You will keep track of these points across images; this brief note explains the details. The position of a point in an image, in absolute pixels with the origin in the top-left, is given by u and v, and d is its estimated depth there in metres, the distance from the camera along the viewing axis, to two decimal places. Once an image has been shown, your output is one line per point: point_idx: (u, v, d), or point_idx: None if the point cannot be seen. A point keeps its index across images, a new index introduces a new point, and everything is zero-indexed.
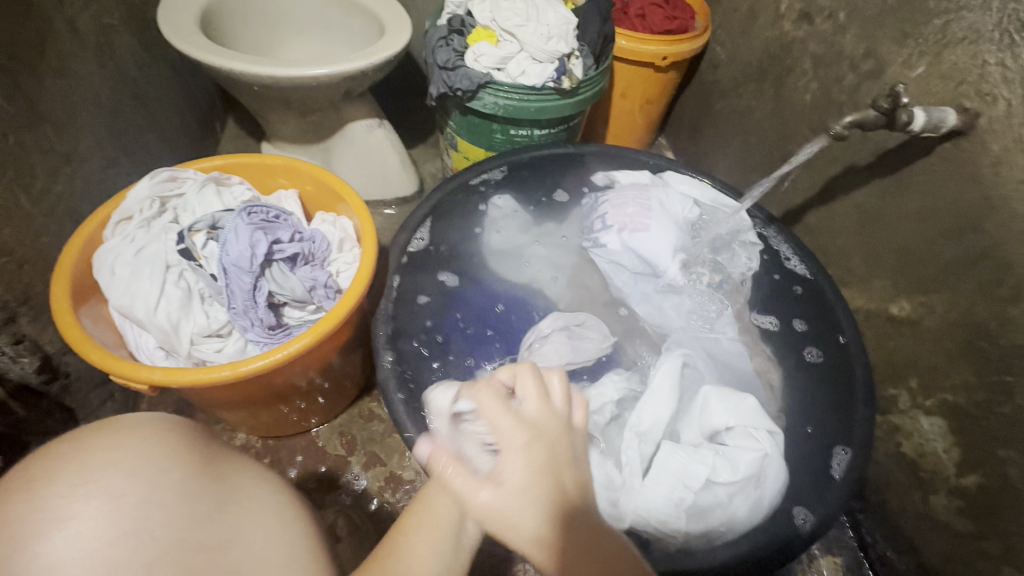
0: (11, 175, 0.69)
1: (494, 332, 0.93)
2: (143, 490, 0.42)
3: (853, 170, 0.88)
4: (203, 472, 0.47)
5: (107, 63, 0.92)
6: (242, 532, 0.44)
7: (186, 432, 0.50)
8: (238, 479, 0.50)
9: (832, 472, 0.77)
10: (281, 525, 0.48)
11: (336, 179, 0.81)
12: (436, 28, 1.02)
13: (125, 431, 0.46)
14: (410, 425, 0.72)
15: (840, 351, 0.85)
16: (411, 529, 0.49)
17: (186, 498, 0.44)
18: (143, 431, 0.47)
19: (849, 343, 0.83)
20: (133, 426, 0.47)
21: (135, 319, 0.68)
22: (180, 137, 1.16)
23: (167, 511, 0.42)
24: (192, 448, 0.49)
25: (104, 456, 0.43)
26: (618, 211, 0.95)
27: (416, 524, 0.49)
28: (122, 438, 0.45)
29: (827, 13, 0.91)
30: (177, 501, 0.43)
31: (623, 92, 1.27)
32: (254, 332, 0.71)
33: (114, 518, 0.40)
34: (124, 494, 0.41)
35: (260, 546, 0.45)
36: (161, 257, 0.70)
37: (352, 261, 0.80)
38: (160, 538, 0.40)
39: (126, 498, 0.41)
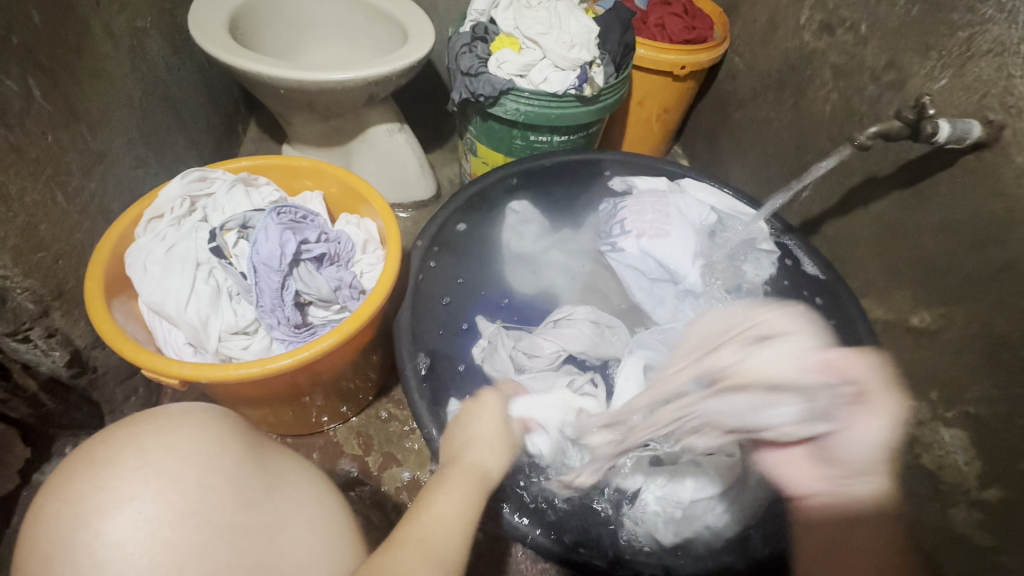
0: (49, 172, 0.71)
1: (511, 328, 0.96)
2: (197, 474, 0.43)
3: (873, 181, 0.89)
4: (255, 456, 0.48)
5: (139, 65, 0.94)
6: (286, 517, 0.46)
7: (234, 419, 0.51)
8: (284, 464, 0.51)
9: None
10: (324, 510, 0.50)
11: (361, 181, 0.82)
12: (459, 35, 1.04)
13: (180, 417, 0.47)
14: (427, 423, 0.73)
15: (852, 333, 0.86)
16: (440, 506, 0.53)
17: (237, 481, 0.45)
18: (192, 416, 0.47)
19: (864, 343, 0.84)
20: (185, 410, 0.48)
21: (166, 315, 0.69)
22: (205, 138, 1.18)
23: (221, 492, 0.43)
24: (242, 433, 0.50)
25: (158, 439, 0.44)
26: (636, 217, 0.96)
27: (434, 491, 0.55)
28: (176, 423, 0.46)
29: (849, 25, 0.92)
30: (227, 484, 0.44)
31: (640, 100, 1.29)
32: (280, 330, 0.72)
33: (171, 498, 0.41)
34: (179, 476, 0.42)
35: (305, 531, 0.46)
36: (193, 254, 0.72)
37: (376, 262, 0.81)
38: (212, 521, 0.41)
39: (182, 481, 0.42)
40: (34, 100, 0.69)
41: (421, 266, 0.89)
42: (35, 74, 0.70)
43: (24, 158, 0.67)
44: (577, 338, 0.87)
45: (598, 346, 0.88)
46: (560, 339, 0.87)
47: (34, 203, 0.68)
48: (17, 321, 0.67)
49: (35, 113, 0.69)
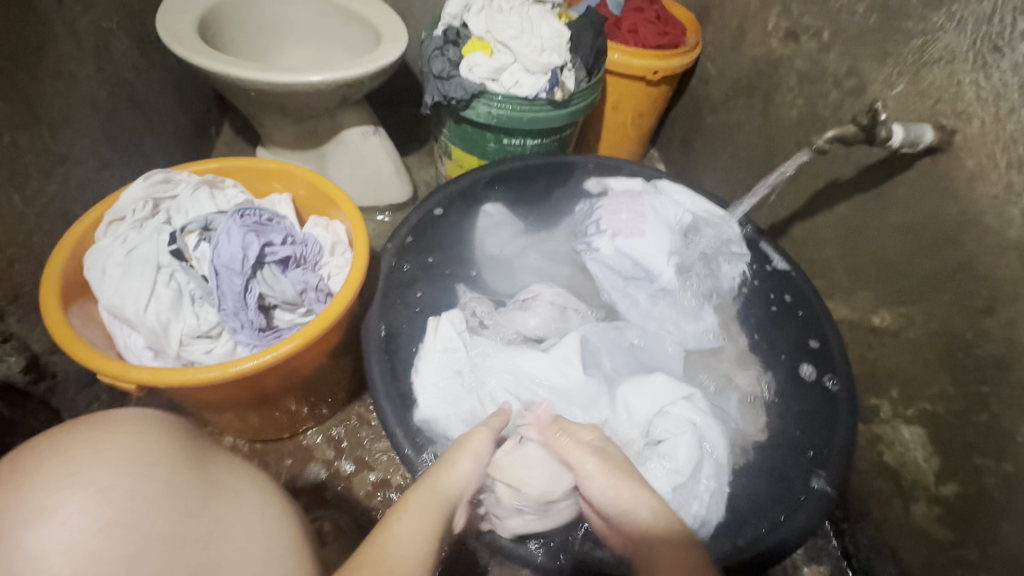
0: (4, 174, 0.69)
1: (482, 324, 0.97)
2: (129, 483, 0.42)
3: (836, 184, 0.91)
4: (193, 466, 0.47)
5: (104, 67, 0.93)
6: (226, 528, 0.45)
7: (176, 428, 0.50)
8: (227, 475, 0.50)
9: (814, 484, 0.77)
10: (270, 520, 0.49)
11: (329, 184, 0.82)
12: (432, 39, 1.04)
13: (115, 424, 0.46)
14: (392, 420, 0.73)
15: (817, 330, 0.88)
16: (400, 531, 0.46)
17: (174, 490, 0.44)
18: (130, 425, 0.47)
19: (826, 344, 0.86)
20: (121, 419, 0.47)
21: (125, 319, 0.68)
22: (175, 140, 1.16)
23: (155, 502, 0.42)
24: (182, 442, 0.49)
25: (89, 448, 0.43)
26: (612, 217, 0.97)
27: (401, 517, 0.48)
28: (111, 431, 0.45)
29: (813, 32, 0.94)
30: (161, 495, 0.43)
31: (615, 105, 1.30)
32: (244, 333, 0.71)
33: (100, 509, 0.40)
34: (110, 485, 0.41)
35: (245, 540, 0.45)
36: (154, 257, 0.71)
37: (343, 265, 0.80)
38: (142, 532, 0.40)
39: (113, 490, 0.41)
40: None
41: (391, 260, 0.89)
42: None
43: None
44: (534, 317, 0.90)
45: (556, 326, 0.91)
46: (517, 322, 0.90)
47: None
48: None
49: None
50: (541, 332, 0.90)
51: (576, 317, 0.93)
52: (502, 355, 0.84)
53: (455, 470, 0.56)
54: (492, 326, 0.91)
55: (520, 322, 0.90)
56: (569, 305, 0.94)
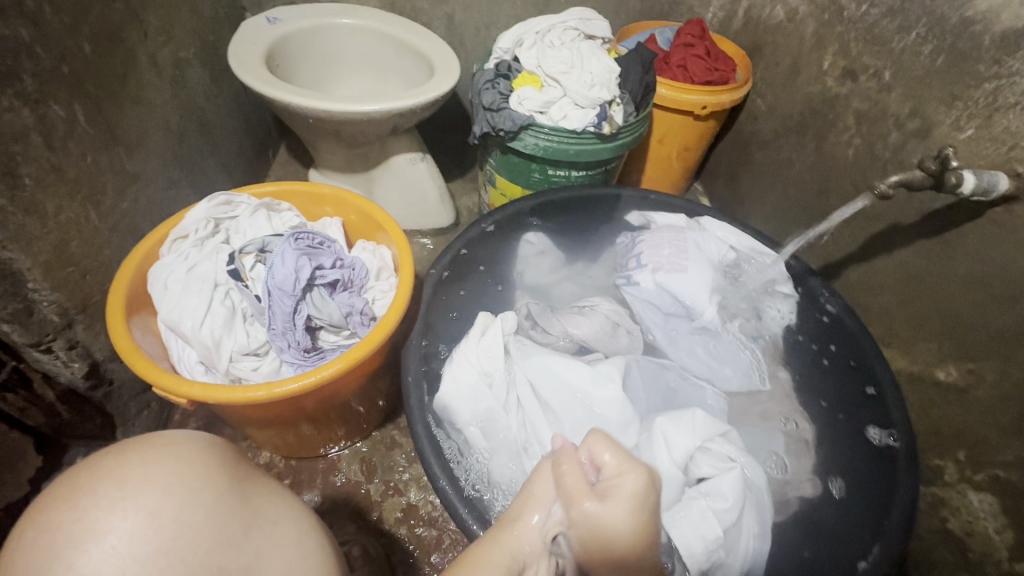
0: (84, 192, 0.74)
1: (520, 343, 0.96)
2: (175, 510, 0.43)
3: (896, 229, 0.87)
4: (237, 492, 0.48)
5: (179, 93, 0.99)
6: (262, 557, 0.46)
7: (221, 450, 0.51)
8: (267, 502, 0.50)
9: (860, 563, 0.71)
10: (304, 551, 0.50)
11: (379, 211, 0.85)
12: (483, 72, 1.07)
13: (165, 446, 0.48)
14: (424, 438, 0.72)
15: (873, 382, 0.83)
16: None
17: (216, 519, 0.45)
18: (179, 447, 0.48)
19: (881, 392, 0.81)
20: (173, 441, 0.48)
21: (181, 334, 0.71)
22: (235, 161, 1.22)
23: (200, 530, 0.44)
24: (226, 466, 0.50)
25: (139, 470, 0.44)
26: (654, 252, 0.95)
27: None
28: (160, 453, 0.47)
29: (872, 72, 0.92)
30: (205, 522, 0.44)
31: (661, 138, 1.29)
32: (290, 353, 0.73)
33: (148, 534, 0.42)
34: (157, 511, 0.43)
35: (280, 573, 0.46)
36: (212, 275, 0.74)
37: (388, 289, 0.82)
38: (184, 561, 0.42)
39: (160, 517, 0.42)
40: (77, 124, 0.73)
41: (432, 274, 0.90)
42: (81, 100, 0.74)
43: (63, 177, 0.70)
44: (586, 324, 0.89)
45: (606, 338, 0.89)
46: (569, 325, 0.90)
47: (68, 221, 0.71)
48: (41, 332, 0.70)
49: (77, 136, 0.73)
50: (590, 342, 0.89)
51: (626, 336, 0.91)
52: (540, 361, 0.82)
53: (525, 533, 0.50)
54: (543, 329, 0.90)
55: (572, 327, 0.90)
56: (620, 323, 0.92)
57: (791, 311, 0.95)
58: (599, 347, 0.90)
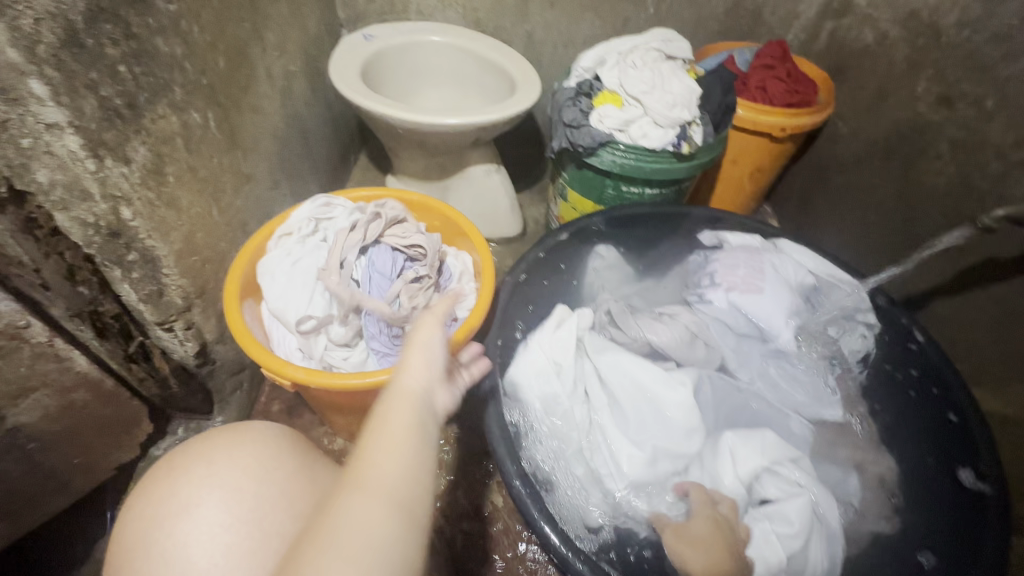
0: (210, 189, 0.82)
1: None
2: (253, 487, 0.56)
3: (993, 263, 0.83)
4: (300, 476, 0.59)
5: (286, 103, 1.09)
6: None
7: (287, 439, 0.64)
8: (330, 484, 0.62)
9: None
10: None
11: (463, 219, 0.90)
12: (564, 90, 1.11)
13: (242, 435, 0.60)
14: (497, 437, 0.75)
15: (962, 423, 0.79)
16: (377, 449, 0.46)
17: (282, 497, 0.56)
18: (252, 435, 0.61)
19: (962, 421, 0.79)
20: (247, 432, 0.61)
21: (286, 321, 0.78)
22: (324, 165, 1.31)
23: (271, 505, 0.55)
24: (292, 453, 0.62)
25: (222, 455, 0.57)
26: (729, 270, 0.95)
27: (372, 436, 0.47)
28: (239, 441, 0.59)
29: (972, 99, 0.90)
30: (275, 499, 0.56)
31: (734, 158, 1.29)
32: (380, 343, 0.79)
33: (231, 506, 0.54)
34: (239, 488, 0.55)
35: None
36: (313, 268, 0.81)
37: (469, 293, 0.86)
38: (264, 528, 0.53)
39: (240, 493, 0.55)
40: (209, 129, 0.82)
41: (509, 277, 0.94)
42: (213, 108, 0.83)
43: (196, 176, 0.79)
44: (665, 331, 0.88)
45: (683, 347, 0.87)
46: (645, 329, 0.89)
47: (196, 215, 0.79)
48: (166, 312, 0.78)
49: (208, 140, 0.82)
50: (666, 349, 0.88)
51: (704, 349, 0.89)
52: (613, 363, 0.83)
53: (408, 367, 0.53)
54: (620, 328, 0.91)
55: (651, 332, 0.89)
56: (697, 334, 0.90)
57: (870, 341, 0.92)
58: (674, 355, 0.88)
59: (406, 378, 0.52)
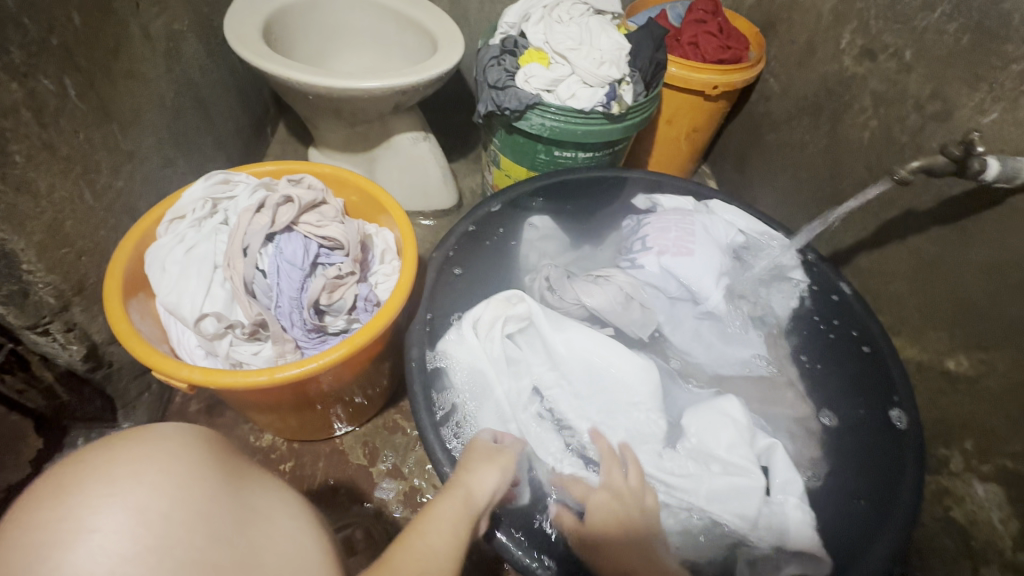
0: (78, 170, 0.72)
1: None
2: (166, 507, 0.42)
3: (911, 215, 0.84)
4: (224, 492, 0.46)
5: (173, 67, 0.96)
6: (258, 551, 0.44)
7: (210, 448, 0.50)
8: (257, 498, 0.49)
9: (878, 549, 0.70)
10: (297, 550, 0.48)
11: (382, 191, 0.83)
12: (488, 48, 1.04)
13: (154, 440, 0.46)
14: (426, 420, 0.71)
15: (886, 378, 0.82)
16: (432, 536, 0.52)
17: (205, 515, 0.43)
18: (165, 441, 0.47)
19: (876, 352, 0.84)
20: (159, 436, 0.47)
21: (180, 316, 0.69)
22: (233, 139, 1.20)
23: (188, 528, 0.42)
24: (214, 464, 0.48)
25: (130, 466, 0.43)
26: (660, 235, 0.93)
27: (427, 522, 0.53)
28: (150, 449, 0.45)
29: (892, 51, 0.89)
30: (197, 521, 0.42)
31: (669, 118, 1.26)
32: (296, 333, 0.71)
33: (137, 533, 0.40)
34: (148, 508, 0.41)
35: (284, 563, 0.45)
36: (210, 256, 0.71)
37: (391, 272, 0.80)
38: (177, 558, 0.40)
39: (150, 513, 0.41)
40: (68, 99, 0.70)
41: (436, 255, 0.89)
42: (71, 73, 0.71)
43: (55, 155, 0.68)
44: (599, 294, 0.87)
45: (619, 311, 0.86)
46: (580, 291, 0.87)
47: (62, 200, 0.69)
48: (37, 315, 0.68)
49: (69, 112, 0.70)
50: (602, 312, 0.87)
51: (639, 310, 0.88)
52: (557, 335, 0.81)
53: (483, 477, 0.62)
54: (556, 293, 0.90)
55: (585, 294, 0.87)
56: (632, 298, 0.88)
57: (800, 297, 0.95)
58: (609, 319, 0.88)
59: (481, 489, 0.61)
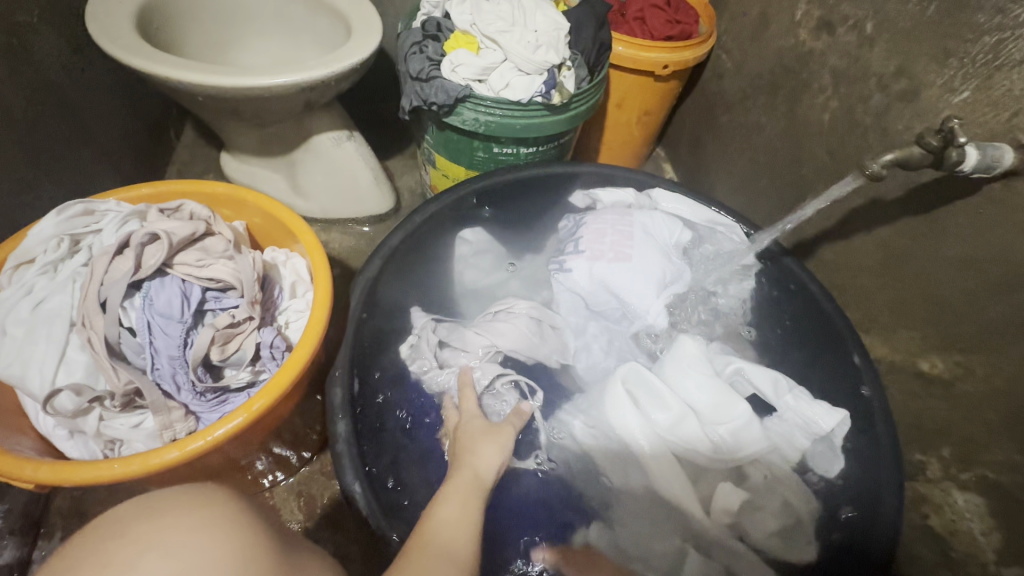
0: None
1: None
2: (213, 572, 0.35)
3: (878, 205, 0.78)
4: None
5: (22, 68, 0.79)
6: None
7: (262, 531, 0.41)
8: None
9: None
10: None
11: (287, 213, 0.70)
12: (410, 32, 0.90)
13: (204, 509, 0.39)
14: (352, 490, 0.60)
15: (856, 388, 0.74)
16: (445, 511, 0.52)
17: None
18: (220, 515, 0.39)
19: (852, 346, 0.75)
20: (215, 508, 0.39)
21: (27, 392, 0.55)
22: (121, 148, 1.03)
23: None
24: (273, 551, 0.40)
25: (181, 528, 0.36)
26: (596, 237, 0.83)
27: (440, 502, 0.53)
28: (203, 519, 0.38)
29: (852, 23, 0.81)
30: None
31: (618, 103, 1.16)
32: (185, 398, 0.58)
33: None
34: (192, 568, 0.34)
35: None
36: (63, 312, 0.57)
37: (305, 308, 0.68)
38: None
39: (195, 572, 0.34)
40: None
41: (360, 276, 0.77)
42: None
43: None
44: (511, 333, 0.77)
45: (537, 344, 0.78)
46: (490, 334, 0.77)
47: None
48: None
49: None
50: (521, 352, 0.78)
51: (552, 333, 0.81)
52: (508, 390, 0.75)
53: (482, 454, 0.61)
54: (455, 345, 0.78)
55: (498, 339, 0.77)
56: (544, 323, 0.81)
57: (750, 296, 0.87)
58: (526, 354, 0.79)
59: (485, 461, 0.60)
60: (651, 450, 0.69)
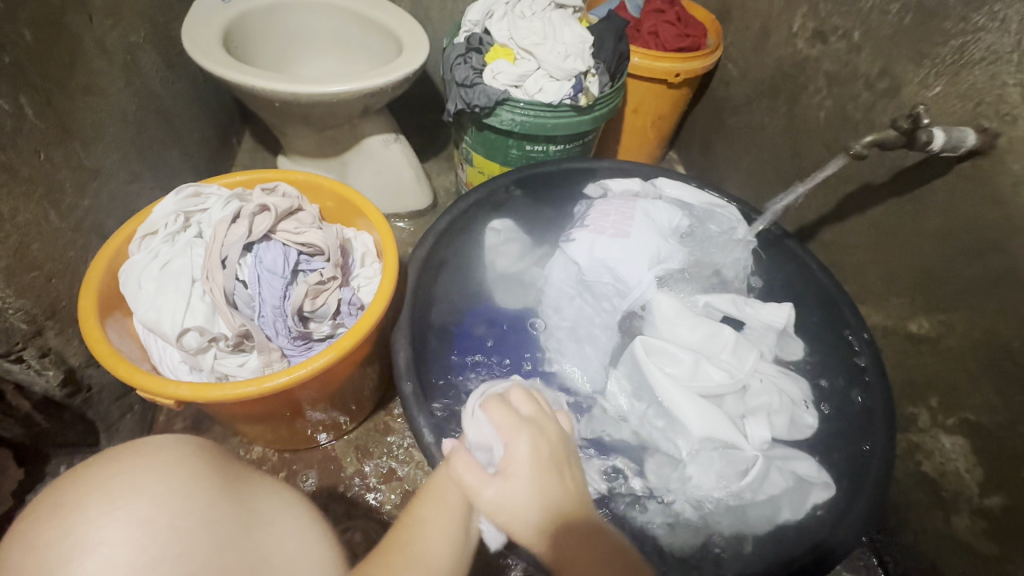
0: (41, 190, 0.70)
1: (501, 325, 0.97)
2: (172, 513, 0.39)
3: (869, 188, 0.89)
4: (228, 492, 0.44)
5: (133, 80, 0.94)
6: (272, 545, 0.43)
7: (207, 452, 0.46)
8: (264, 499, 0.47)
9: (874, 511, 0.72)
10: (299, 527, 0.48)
11: (358, 196, 0.83)
12: (454, 46, 1.04)
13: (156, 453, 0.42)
14: (418, 416, 0.73)
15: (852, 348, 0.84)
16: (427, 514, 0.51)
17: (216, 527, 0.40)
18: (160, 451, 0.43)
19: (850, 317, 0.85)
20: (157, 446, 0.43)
21: (160, 332, 0.68)
22: (200, 151, 1.17)
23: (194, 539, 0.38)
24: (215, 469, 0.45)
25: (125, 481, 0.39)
26: (601, 217, 0.92)
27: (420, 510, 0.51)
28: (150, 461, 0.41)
29: (841, 33, 0.93)
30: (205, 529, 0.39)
31: (635, 108, 1.29)
32: (282, 342, 0.71)
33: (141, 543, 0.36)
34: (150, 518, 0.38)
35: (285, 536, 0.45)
36: (188, 270, 0.70)
37: (373, 275, 0.80)
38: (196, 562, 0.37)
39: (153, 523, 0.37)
40: (25, 119, 0.69)
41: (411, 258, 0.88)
42: (26, 92, 0.69)
43: (16, 177, 0.66)
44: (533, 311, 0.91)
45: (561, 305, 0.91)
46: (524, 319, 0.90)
47: (27, 223, 0.67)
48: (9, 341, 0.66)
49: (27, 132, 0.69)
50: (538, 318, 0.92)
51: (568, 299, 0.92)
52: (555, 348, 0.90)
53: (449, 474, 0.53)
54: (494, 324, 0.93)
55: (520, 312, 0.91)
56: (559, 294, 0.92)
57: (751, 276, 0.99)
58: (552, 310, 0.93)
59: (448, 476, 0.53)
60: (675, 401, 0.76)
